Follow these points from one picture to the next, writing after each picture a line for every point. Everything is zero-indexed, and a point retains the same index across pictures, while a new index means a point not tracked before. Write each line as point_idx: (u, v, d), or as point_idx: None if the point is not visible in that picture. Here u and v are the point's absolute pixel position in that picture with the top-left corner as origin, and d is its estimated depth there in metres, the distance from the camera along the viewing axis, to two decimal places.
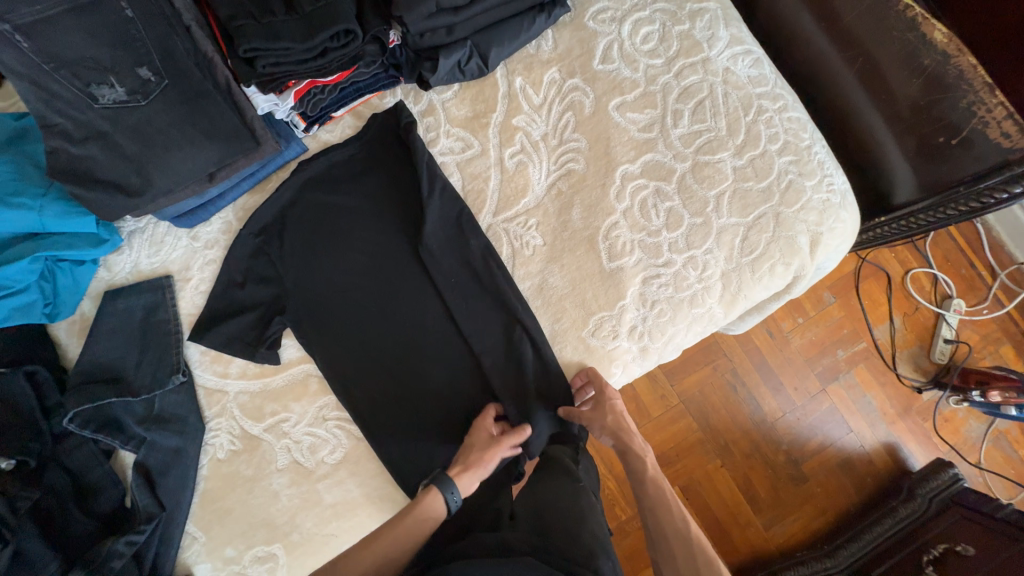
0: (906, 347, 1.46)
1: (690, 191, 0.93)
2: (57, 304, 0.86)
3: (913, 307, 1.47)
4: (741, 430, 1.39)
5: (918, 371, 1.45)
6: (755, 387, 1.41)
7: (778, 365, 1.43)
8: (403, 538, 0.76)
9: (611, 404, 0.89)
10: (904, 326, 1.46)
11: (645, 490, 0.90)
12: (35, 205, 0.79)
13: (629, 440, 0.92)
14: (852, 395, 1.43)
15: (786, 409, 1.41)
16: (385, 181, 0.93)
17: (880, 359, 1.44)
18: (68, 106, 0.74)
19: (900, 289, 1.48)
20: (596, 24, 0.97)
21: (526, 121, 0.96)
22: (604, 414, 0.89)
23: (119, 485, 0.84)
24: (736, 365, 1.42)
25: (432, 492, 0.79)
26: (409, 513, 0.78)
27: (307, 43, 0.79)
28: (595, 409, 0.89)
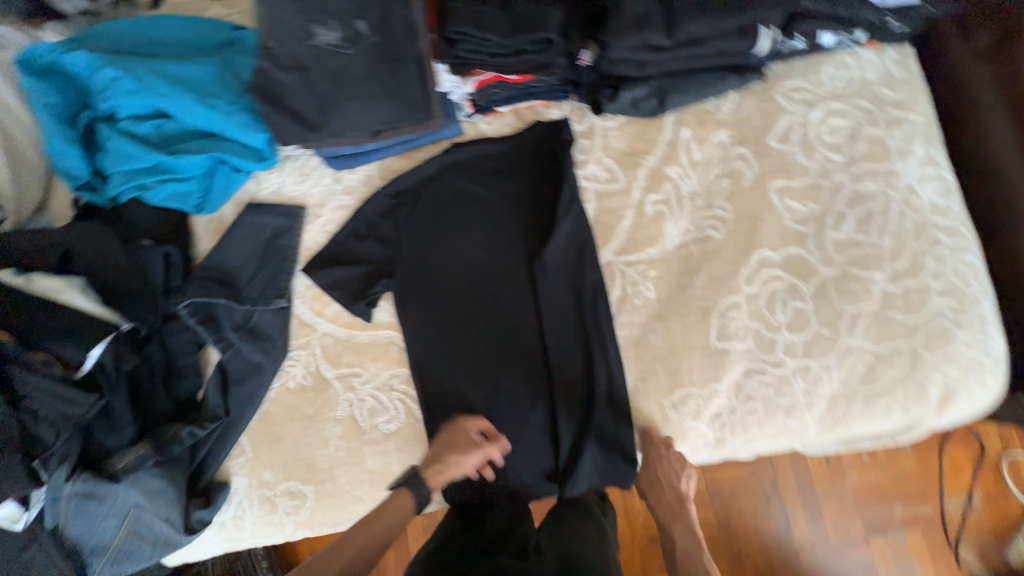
0: (975, 529, 1.25)
1: (828, 299, 0.86)
2: (206, 199, 0.93)
3: (1003, 492, 1.26)
4: (760, 545, 1.27)
5: (981, 562, 1.24)
6: (791, 506, 1.28)
7: (825, 495, 1.28)
8: (375, 539, 0.73)
9: (671, 462, 0.86)
10: (983, 507, 1.26)
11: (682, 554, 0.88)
12: (224, 110, 0.87)
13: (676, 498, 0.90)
14: (897, 556, 1.26)
15: (817, 542, 1.27)
16: (524, 186, 0.94)
17: (941, 531, 1.26)
18: (287, 36, 0.81)
19: (993, 467, 1.27)
20: (785, 101, 0.93)
21: (680, 173, 0.93)
22: (660, 466, 0.87)
23: (199, 379, 0.90)
24: (775, 472, 1.29)
25: (405, 492, 0.77)
26: (379, 512, 0.76)
27: (507, 40, 0.82)
28: (654, 460, 0.87)
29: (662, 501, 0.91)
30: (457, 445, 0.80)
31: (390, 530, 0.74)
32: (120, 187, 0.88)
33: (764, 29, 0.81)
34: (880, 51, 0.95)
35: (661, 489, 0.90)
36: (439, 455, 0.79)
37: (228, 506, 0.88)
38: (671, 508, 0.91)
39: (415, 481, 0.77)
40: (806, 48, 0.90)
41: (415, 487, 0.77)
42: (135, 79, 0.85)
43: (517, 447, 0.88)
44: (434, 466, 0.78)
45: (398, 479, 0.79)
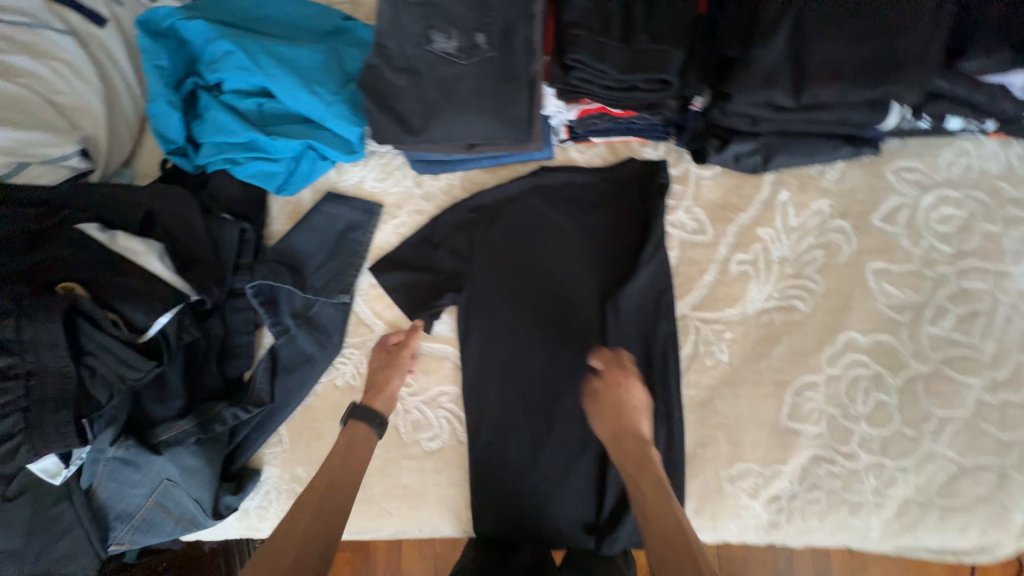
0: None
1: (915, 397, 0.80)
2: (288, 182, 0.93)
3: None
4: None
5: None
6: None
7: None
8: (329, 478, 0.70)
9: (621, 390, 0.73)
10: None
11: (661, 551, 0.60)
12: (326, 99, 0.87)
13: (642, 467, 0.66)
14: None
15: None
16: (607, 221, 0.90)
17: None
18: (406, 39, 0.80)
19: None
20: (896, 180, 0.89)
21: (772, 236, 0.89)
22: (614, 399, 0.72)
23: (250, 360, 0.89)
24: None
25: (353, 422, 0.77)
26: (336, 452, 0.74)
27: (623, 76, 0.79)
28: (603, 394, 0.74)
29: (637, 479, 0.66)
30: (378, 364, 0.84)
31: (358, 464, 0.73)
32: (210, 157, 0.89)
33: (896, 105, 0.78)
34: (1006, 144, 0.89)
35: (631, 455, 0.68)
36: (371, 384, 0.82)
37: (256, 494, 0.86)
38: (653, 492, 0.64)
39: (359, 412, 0.78)
40: (930, 128, 0.86)
41: (356, 418, 0.77)
42: (248, 56, 0.85)
43: (560, 492, 0.82)
44: (371, 390, 0.81)
45: (344, 419, 0.79)
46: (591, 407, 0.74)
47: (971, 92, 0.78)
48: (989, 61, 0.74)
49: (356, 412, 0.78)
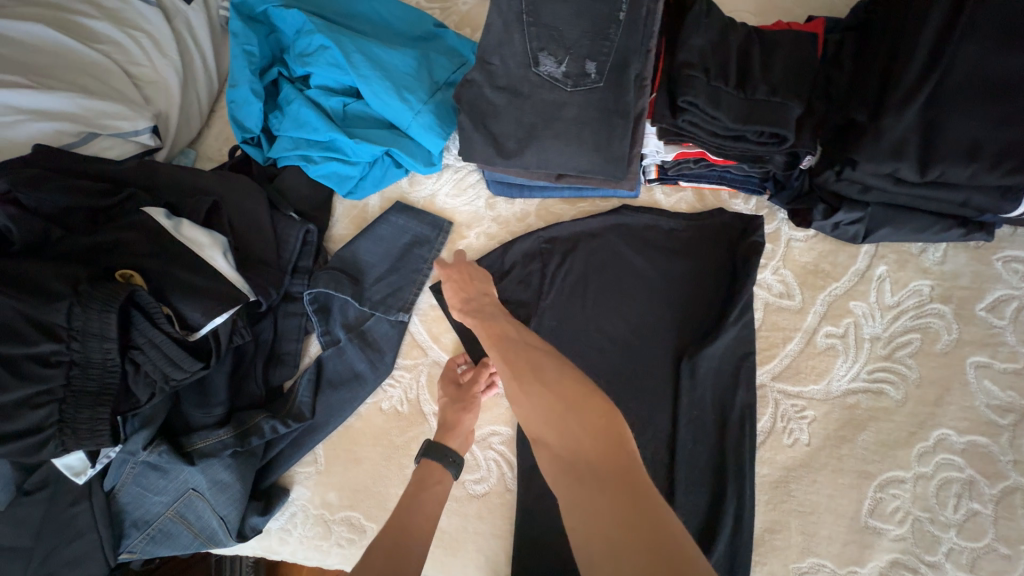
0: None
1: (1012, 512, 0.73)
2: (359, 186, 0.89)
3: None
4: None
5: None
6: None
7: None
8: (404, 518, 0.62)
9: (471, 271, 0.77)
10: None
11: (520, 394, 0.58)
12: (414, 107, 0.83)
13: (497, 334, 0.66)
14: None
15: None
16: (689, 272, 0.85)
17: None
18: (512, 57, 0.76)
19: None
20: (1003, 270, 0.83)
21: (864, 311, 0.83)
22: (456, 281, 0.76)
23: (295, 369, 0.84)
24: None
25: (428, 462, 0.71)
26: (407, 493, 0.66)
27: (737, 125, 0.74)
28: (450, 286, 0.76)
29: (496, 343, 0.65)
30: (446, 395, 0.78)
31: (432, 506, 0.65)
32: (285, 151, 0.85)
33: None
34: None
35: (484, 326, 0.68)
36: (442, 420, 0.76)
37: (280, 515, 0.78)
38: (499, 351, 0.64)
39: (432, 449, 0.72)
40: None
41: (429, 456, 0.71)
42: (341, 52, 0.81)
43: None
44: (442, 428, 0.74)
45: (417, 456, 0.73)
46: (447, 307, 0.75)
47: None
48: None
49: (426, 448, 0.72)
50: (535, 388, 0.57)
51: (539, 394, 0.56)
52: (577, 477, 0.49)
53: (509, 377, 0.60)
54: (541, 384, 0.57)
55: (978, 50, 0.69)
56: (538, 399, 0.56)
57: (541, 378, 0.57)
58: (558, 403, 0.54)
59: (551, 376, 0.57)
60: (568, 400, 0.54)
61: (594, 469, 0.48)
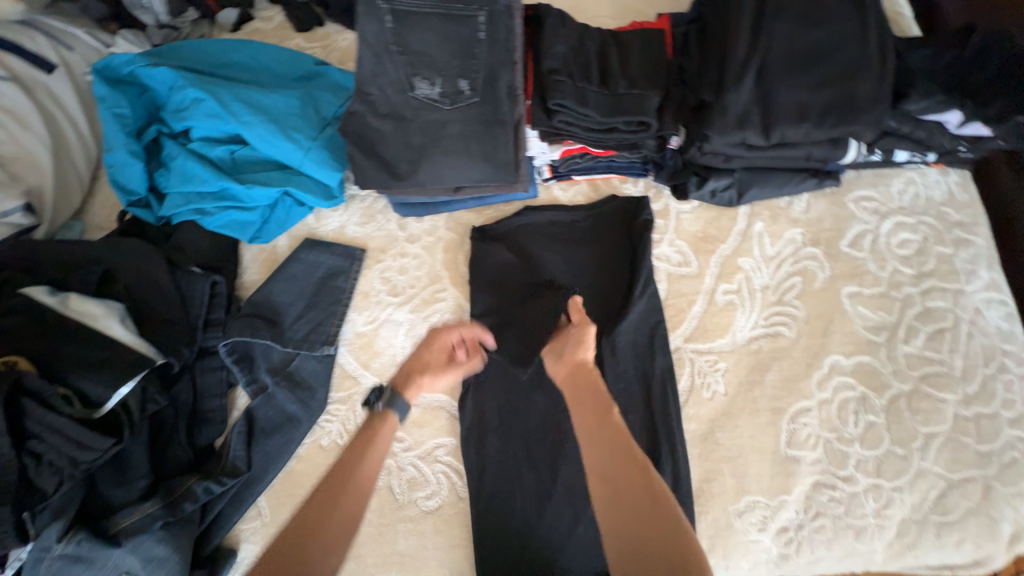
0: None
1: (900, 415, 0.84)
2: (263, 230, 0.88)
3: None
4: None
5: None
6: None
7: None
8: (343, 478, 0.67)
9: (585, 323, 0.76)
10: None
11: (610, 485, 0.58)
12: (305, 146, 0.84)
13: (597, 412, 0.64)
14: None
15: None
16: (594, 258, 0.91)
17: None
18: (389, 85, 0.79)
19: None
20: (856, 209, 0.95)
21: (752, 265, 0.93)
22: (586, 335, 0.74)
23: (223, 424, 0.81)
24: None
25: (385, 420, 0.73)
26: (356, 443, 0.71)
27: (605, 119, 0.82)
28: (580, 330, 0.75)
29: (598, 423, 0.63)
30: (427, 345, 0.82)
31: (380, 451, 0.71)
32: (177, 208, 0.83)
33: (854, 142, 0.84)
34: (944, 173, 0.98)
35: (579, 391, 0.68)
36: (411, 368, 0.80)
37: None
38: (592, 428, 0.64)
39: (392, 400, 0.75)
40: (880, 161, 0.94)
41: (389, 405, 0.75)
42: (219, 103, 0.82)
43: (572, 543, 0.77)
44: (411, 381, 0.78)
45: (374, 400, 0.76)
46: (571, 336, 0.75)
47: (915, 128, 0.85)
48: (927, 103, 0.81)
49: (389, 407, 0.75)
50: (620, 486, 0.58)
51: (630, 504, 0.57)
52: None
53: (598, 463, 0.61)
54: (630, 485, 0.57)
55: (788, 29, 0.81)
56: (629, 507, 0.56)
57: (632, 481, 0.58)
58: (646, 520, 0.55)
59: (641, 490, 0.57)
60: (658, 520, 0.55)
61: None
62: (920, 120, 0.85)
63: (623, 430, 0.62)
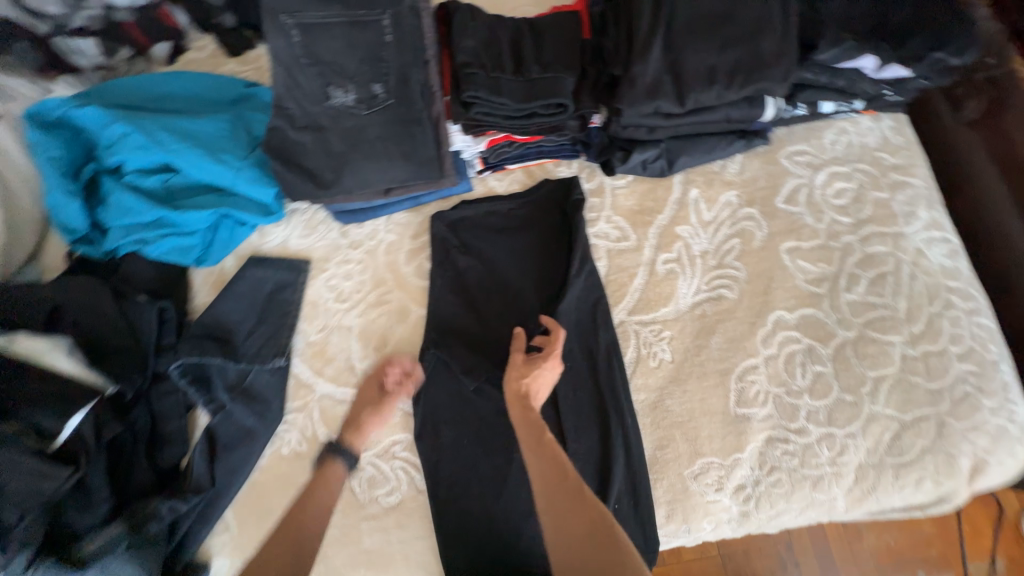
0: None
1: (847, 362, 0.85)
2: (206, 252, 0.91)
3: None
4: None
5: None
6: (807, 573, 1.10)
7: (840, 557, 1.11)
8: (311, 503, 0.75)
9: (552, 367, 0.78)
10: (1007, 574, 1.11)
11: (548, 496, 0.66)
12: (234, 166, 0.86)
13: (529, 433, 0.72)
14: None
15: None
16: (533, 243, 0.93)
17: None
18: (305, 97, 0.81)
19: (1010, 529, 1.13)
20: (789, 164, 0.95)
21: (690, 232, 0.93)
22: (541, 372, 0.77)
23: (185, 444, 0.83)
24: (789, 537, 1.11)
25: (330, 472, 0.78)
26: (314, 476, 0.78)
27: (521, 105, 0.82)
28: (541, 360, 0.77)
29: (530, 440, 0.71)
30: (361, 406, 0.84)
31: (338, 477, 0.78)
32: (119, 241, 0.86)
33: (770, 99, 0.86)
34: (876, 119, 0.98)
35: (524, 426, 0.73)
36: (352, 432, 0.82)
37: None
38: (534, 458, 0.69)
39: (336, 448, 0.79)
40: (807, 114, 0.94)
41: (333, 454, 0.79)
42: (145, 134, 0.84)
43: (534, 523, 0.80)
44: (352, 427, 0.82)
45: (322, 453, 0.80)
46: (523, 366, 0.78)
47: (832, 78, 0.85)
48: (838, 50, 0.80)
49: (342, 455, 0.78)
50: (561, 513, 0.64)
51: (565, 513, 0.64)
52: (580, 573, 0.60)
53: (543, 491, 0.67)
54: (570, 509, 0.64)
55: None
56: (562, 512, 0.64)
57: (572, 504, 0.64)
58: (583, 539, 0.62)
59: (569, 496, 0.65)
60: (593, 538, 0.61)
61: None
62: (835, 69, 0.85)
63: (559, 456, 0.69)
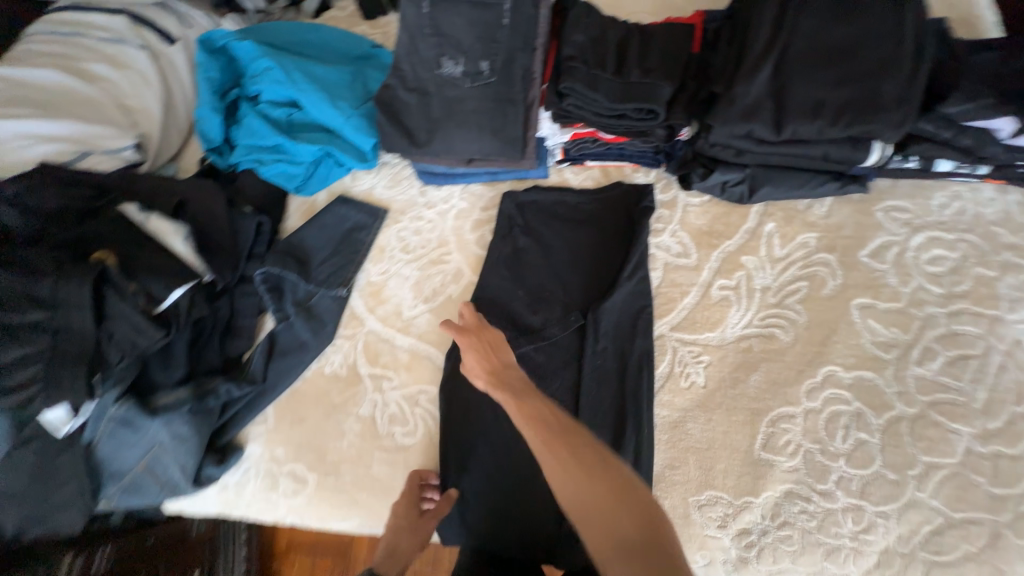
0: None
1: (898, 439, 0.78)
2: (305, 183, 1.03)
3: None
4: None
5: None
6: None
7: None
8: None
9: (487, 335, 0.81)
10: None
11: (562, 470, 0.60)
12: (346, 113, 0.97)
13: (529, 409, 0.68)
14: None
15: None
16: (592, 239, 0.95)
17: None
18: (420, 63, 0.90)
19: None
20: (884, 219, 0.89)
21: (755, 264, 0.90)
22: (476, 347, 0.79)
23: (252, 342, 0.96)
24: None
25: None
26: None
27: (614, 104, 0.85)
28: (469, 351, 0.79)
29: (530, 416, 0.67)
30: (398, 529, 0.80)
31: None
32: (241, 158, 1.00)
33: (878, 144, 0.81)
34: (1004, 190, 0.89)
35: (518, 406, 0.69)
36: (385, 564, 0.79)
37: (236, 469, 0.90)
38: (538, 433, 0.65)
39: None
40: (918, 169, 0.88)
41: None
42: (282, 72, 0.97)
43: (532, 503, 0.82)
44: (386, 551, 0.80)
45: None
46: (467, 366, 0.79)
47: (957, 134, 0.78)
48: (970, 106, 0.75)
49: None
50: (586, 500, 0.57)
51: (587, 484, 0.58)
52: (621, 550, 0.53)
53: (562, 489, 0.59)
54: (588, 488, 0.57)
55: (812, 26, 0.80)
56: (584, 484, 0.58)
57: (589, 480, 0.58)
58: (615, 509, 0.55)
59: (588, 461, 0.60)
60: (623, 504, 0.56)
61: (630, 549, 0.53)
62: (962, 126, 0.78)
63: (568, 427, 0.64)
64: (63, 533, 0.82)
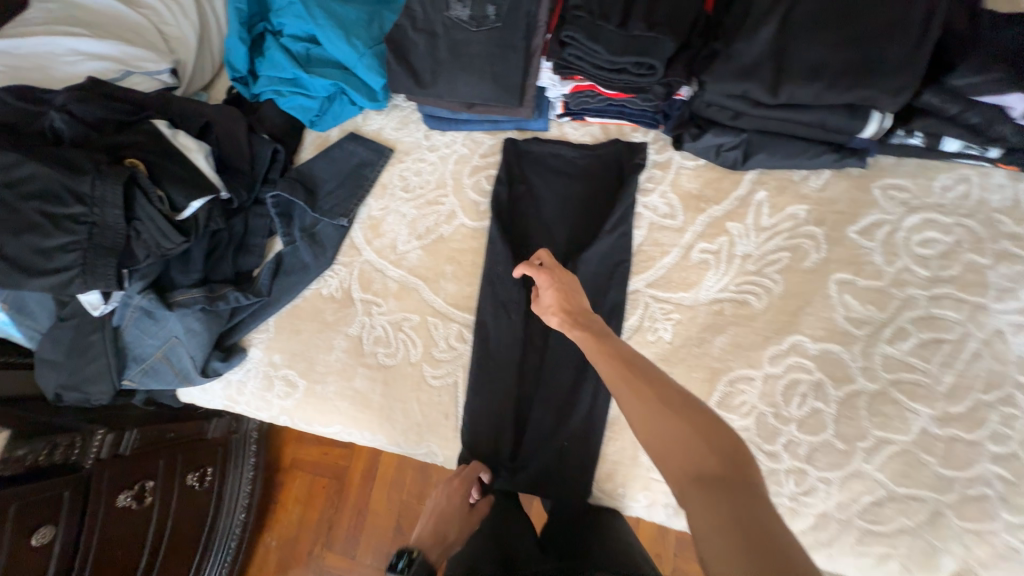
0: None
1: (854, 412, 0.79)
2: (321, 118, 1.10)
3: None
4: None
5: None
6: None
7: None
8: None
9: (565, 279, 0.80)
10: None
11: (642, 401, 0.59)
12: (360, 51, 1.02)
13: (602, 345, 0.68)
14: None
15: None
16: (582, 193, 0.98)
17: None
18: (432, 4, 0.95)
19: None
20: (881, 197, 0.87)
21: (739, 231, 0.90)
22: (556, 287, 0.78)
23: (261, 259, 1.05)
24: None
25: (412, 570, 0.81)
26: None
27: (614, 57, 0.85)
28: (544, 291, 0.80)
29: (605, 353, 0.67)
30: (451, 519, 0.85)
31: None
32: (264, 88, 1.08)
33: (877, 114, 0.80)
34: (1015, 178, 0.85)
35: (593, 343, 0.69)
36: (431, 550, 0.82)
37: (239, 368, 1.01)
38: (616, 365, 0.65)
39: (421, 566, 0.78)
40: (924, 147, 0.86)
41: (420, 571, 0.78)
42: (304, 7, 1.03)
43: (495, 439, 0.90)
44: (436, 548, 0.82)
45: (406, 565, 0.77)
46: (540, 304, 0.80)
47: (965, 109, 0.78)
48: None
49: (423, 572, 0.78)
50: (701, 465, 0.52)
51: (668, 414, 0.57)
52: (705, 482, 0.50)
53: (665, 446, 0.55)
54: (706, 452, 0.52)
55: None
56: (665, 419, 0.56)
57: (708, 445, 0.53)
58: (696, 440, 0.54)
59: (673, 399, 0.58)
60: (707, 439, 0.53)
61: (713, 480, 0.50)
62: (973, 101, 0.78)
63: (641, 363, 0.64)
64: (94, 401, 0.97)
